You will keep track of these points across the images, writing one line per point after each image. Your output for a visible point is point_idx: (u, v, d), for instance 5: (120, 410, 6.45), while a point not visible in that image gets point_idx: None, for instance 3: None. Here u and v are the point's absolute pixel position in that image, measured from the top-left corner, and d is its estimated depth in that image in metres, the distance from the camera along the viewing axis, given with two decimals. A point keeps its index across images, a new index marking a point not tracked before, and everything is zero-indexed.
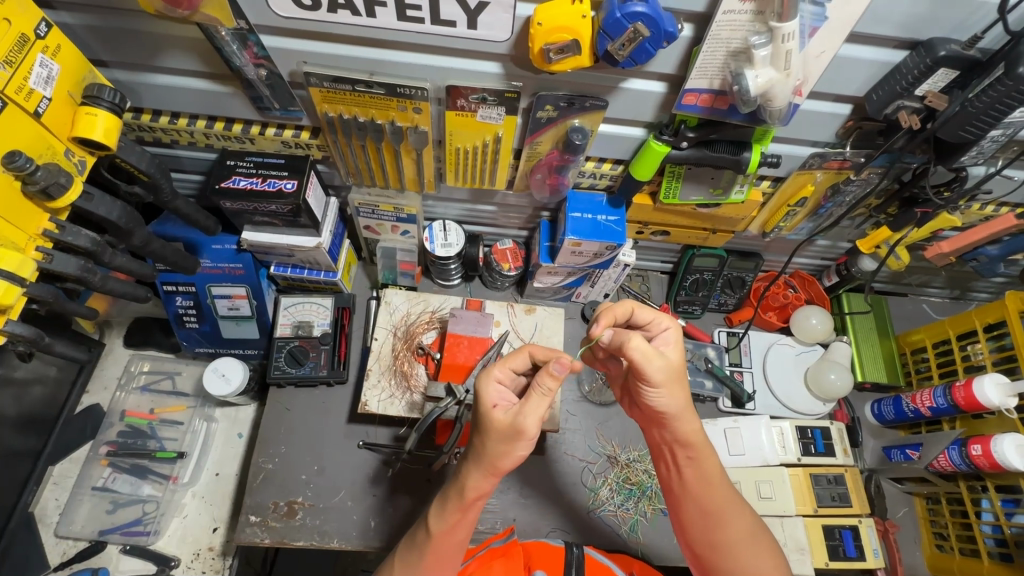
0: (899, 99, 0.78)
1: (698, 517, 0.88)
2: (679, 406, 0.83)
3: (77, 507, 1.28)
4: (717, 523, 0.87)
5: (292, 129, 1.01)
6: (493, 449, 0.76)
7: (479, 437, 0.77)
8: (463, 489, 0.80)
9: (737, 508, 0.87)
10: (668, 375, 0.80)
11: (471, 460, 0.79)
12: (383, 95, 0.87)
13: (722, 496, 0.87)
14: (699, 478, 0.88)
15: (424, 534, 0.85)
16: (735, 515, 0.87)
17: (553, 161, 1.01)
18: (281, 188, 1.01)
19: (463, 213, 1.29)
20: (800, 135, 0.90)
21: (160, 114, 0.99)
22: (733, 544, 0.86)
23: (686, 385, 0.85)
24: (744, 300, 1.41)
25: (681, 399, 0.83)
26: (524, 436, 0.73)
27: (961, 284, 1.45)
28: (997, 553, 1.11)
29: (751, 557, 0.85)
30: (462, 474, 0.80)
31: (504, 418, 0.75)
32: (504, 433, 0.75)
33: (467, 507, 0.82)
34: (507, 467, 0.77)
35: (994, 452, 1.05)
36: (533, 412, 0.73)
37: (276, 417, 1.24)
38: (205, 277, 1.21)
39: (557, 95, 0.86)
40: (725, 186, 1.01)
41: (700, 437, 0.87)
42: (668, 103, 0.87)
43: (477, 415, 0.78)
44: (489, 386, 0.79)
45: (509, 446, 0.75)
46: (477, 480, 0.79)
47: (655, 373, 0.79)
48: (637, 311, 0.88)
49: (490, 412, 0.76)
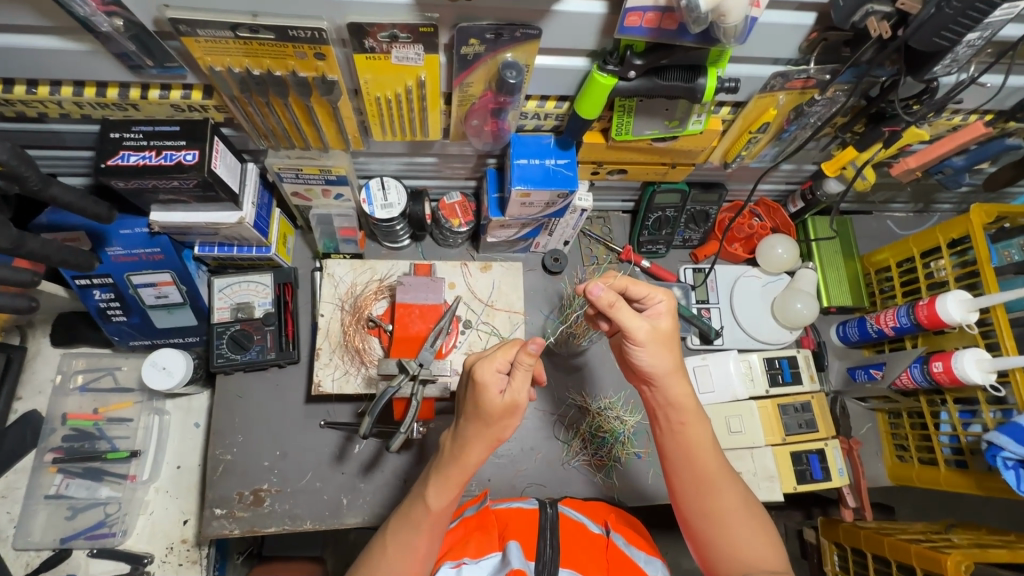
0: (868, 3, 0.68)
1: (687, 483, 0.86)
2: (659, 368, 0.82)
3: (32, 517, 1.22)
4: (707, 491, 0.85)
5: (179, 89, 0.86)
6: (494, 427, 0.77)
7: (475, 414, 0.77)
8: (464, 463, 0.80)
9: (727, 476, 0.86)
10: (653, 336, 0.80)
11: (471, 437, 0.78)
12: (275, 41, 0.73)
13: (707, 465, 0.85)
14: (681, 445, 0.86)
15: (419, 506, 0.84)
16: (726, 486, 0.85)
17: (489, 104, 0.89)
18: (180, 160, 0.88)
19: (401, 168, 1.16)
20: (759, 53, 0.79)
21: (14, 83, 0.83)
22: (723, 513, 0.84)
23: (676, 350, 0.83)
24: (709, 234, 1.36)
25: (669, 361, 0.82)
26: (518, 411, 0.76)
27: (925, 197, 1.42)
28: (953, 460, 1.15)
29: (743, 527, 0.83)
30: (460, 446, 0.80)
31: (503, 401, 0.74)
32: (501, 414, 0.76)
33: (467, 478, 0.82)
34: (504, 439, 0.79)
35: (954, 368, 1.05)
36: (524, 390, 0.75)
37: (228, 406, 1.17)
38: (120, 266, 1.08)
39: (481, 27, 0.73)
40: (681, 117, 0.91)
41: (689, 403, 0.84)
42: (611, 26, 0.75)
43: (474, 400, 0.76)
44: (491, 373, 0.75)
45: (506, 421, 0.77)
46: (478, 455, 0.79)
47: (633, 332, 0.79)
48: (630, 286, 0.83)
49: (491, 395, 0.75)
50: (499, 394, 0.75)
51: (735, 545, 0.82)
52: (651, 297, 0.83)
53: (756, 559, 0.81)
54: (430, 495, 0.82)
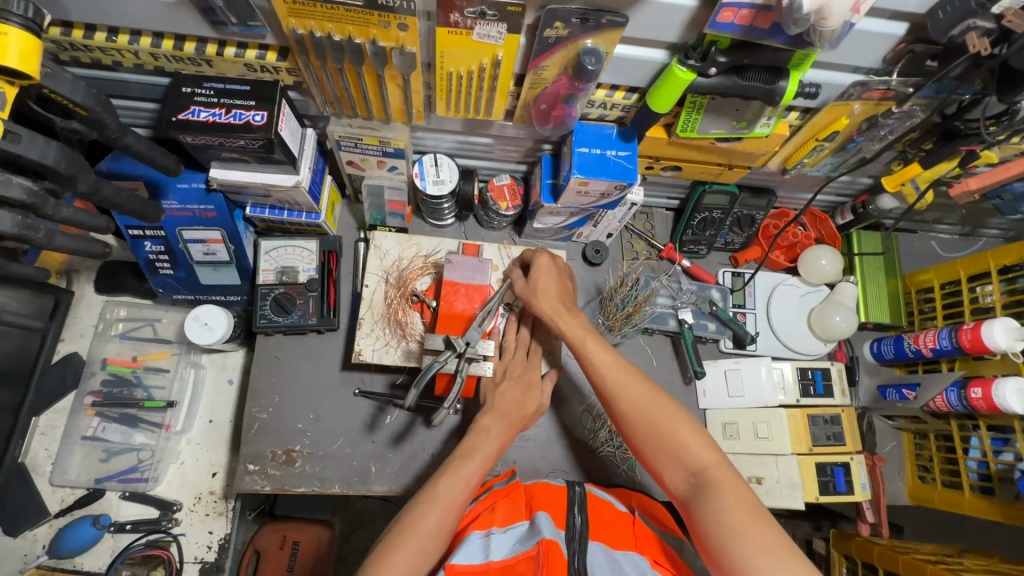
0: (970, 18, 0.66)
1: (615, 409, 0.89)
2: (548, 299, 0.99)
3: (69, 456, 1.25)
4: (633, 412, 0.87)
5: (255, 49, 0.86)
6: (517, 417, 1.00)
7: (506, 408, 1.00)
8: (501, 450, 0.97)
9: (624, 380, 0.89)
10: (538, 277, 1.00)
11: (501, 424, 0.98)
12: (362, 8, 0.73)
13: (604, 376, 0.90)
14: (595, 374, 0.92)
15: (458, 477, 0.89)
16: (626, 386, 0.88)
17: (560, 89, 0.89)
18: (249, 119, 0.89)
19: (455, 146, 1.16)
20: (844, 60, 0.78)
21: (95, 30, 0.83)
22: (654, 425, 0.85)
23: (560, 289, 1.01)
24: (752, 239, 1.35)
25: (549, 296, 0.99)
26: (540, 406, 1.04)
27: (974, 221, 1.40)
28: (978, 486, 1.15)
29: (676, 429, 0.83)
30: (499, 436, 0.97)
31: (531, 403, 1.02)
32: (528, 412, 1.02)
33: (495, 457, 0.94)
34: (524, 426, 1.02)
35: (994, 396, 1.05)
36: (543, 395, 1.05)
37: (266, 366, 1.20)
38: (173, 220, 1.10)
39: (569, 10, 0.72)
40: (750, 119, 0.90)
41: (584, 329, 0.95)
42: (698, 21, 0.74)
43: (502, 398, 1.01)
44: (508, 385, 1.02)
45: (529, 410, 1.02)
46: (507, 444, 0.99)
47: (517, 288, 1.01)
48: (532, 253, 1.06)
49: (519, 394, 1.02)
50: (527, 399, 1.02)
51: (679, 445, 0.82)
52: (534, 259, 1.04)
53: (674, 440, 0.82)
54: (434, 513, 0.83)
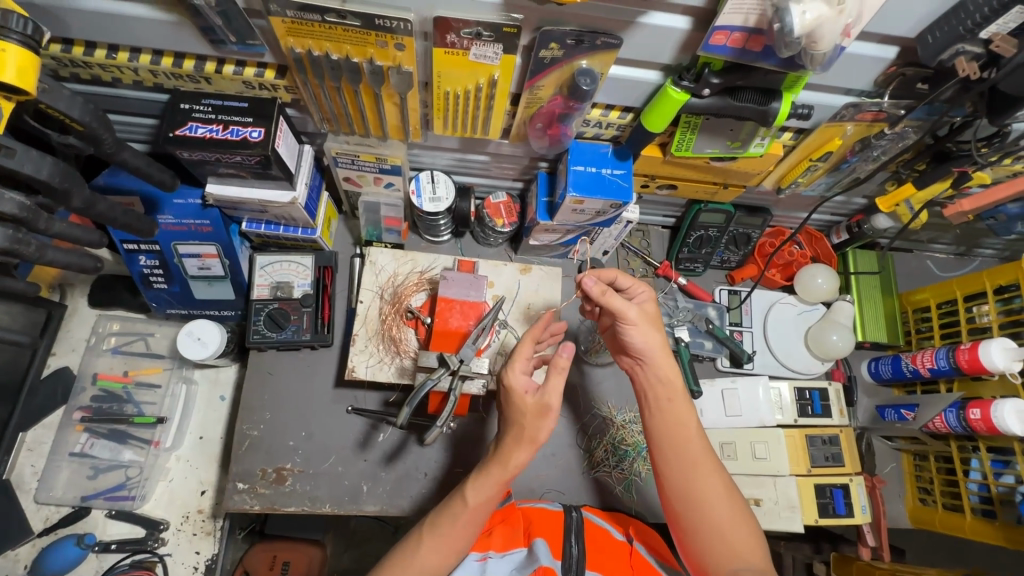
0: (959, 43, 0.67)
1: (681, 490, 0.84)
2: (648, 346, 0.89)
3: (56, 473, 1.23)
4: (702, 500, 0.83)
5: (253, 67, 0.87)
6: (529, 428, 0.81)
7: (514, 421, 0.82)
8: (506, 467, 0.81)
9: (705, 468, 0.85)
10: (642, 316, 0.89)
11: (514, 437, 0.82)
12: (360, 28, 0.74)
13: (687, 455, 0.85)
14: (675, 447, 0.86)
15: (456, 503, 0.83)
16: (707, 474, 0.84)
17: (555, 108, 0.89)
18: (246, 136, 0.89)
19: (452, 163, 1.17)
20: (836, 83, 0.79)
21: (95, 47, 0.84)
22: (720, 519, 0.82)
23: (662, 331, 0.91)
24: (748, 257, 1.35)
25: (654, 341, 0.89)
26: (552, 411, 0.81)
27: (969, 241, 1.40)
28: (980, 509, 1.13)
29: (737, 528, 0.82)
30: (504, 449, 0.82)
31: (533, 400, 0.81)
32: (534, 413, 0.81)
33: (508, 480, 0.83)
34: (539, 443, 0.82)
35: (993, 417, 1.04)
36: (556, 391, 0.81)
37: (259, 382, 1.18)
38: (169, 234, 1.10)
39: (564, 32, 0.73)
40: (744, 139, 0.91)
41: (677, 389, 0.88)
42: (691, 43, 0.75)
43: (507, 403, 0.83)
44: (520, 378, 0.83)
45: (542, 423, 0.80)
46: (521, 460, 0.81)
47: (624, 312, 0.87)
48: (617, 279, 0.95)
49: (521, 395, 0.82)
50: (528, 395, 0.82)
51: (736, 549, 0.81)
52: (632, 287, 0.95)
53: (739, 554, 0.80)
54: (422, 552, 0.81)
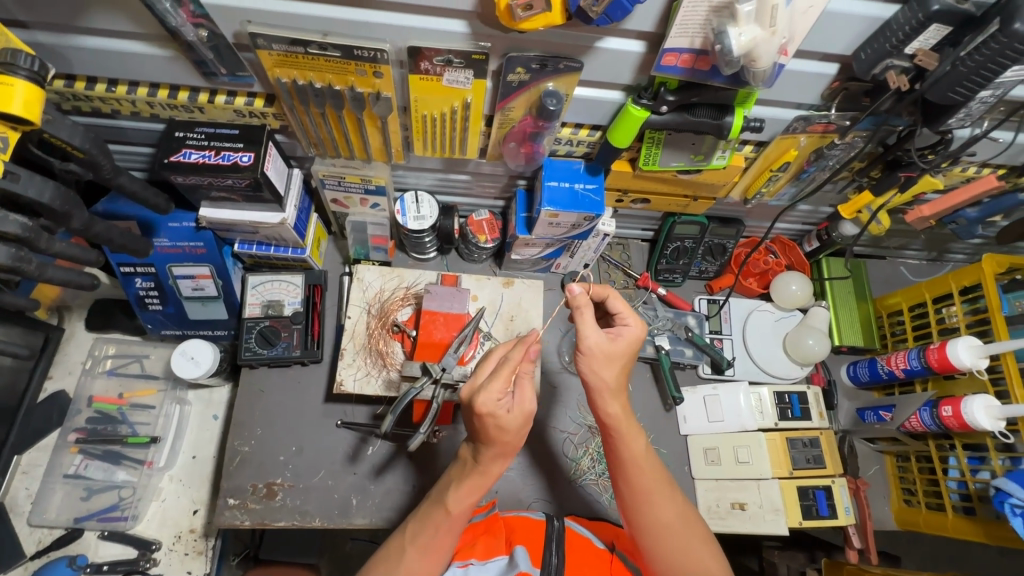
0: (888, 58, 0.73)
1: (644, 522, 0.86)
2: (604, 386, 0.85)
3: (50, 495, 1.25)
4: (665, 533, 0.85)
5: (243, 96, 0.93)
6: (512, 439, 0.77)
7: (497, 439, 0.77)
8: (487, 475, 0.82)
9: (660, 493, 0.86)
10: (603, 348, 0.83)
11: (492, 453, 0.79)
12: (340, 58, 0.80)
13: (640, 485, 0.86)
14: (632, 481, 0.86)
15: (439, 511, 0.84)
16: (661, 501, 0.86)
17: (527, 128, 0.95)
18: (237, 160, 0.95)
19: (435, 183, 1.23)
20: (785, 98, 0.85)
21: (96, 82, 0.90)
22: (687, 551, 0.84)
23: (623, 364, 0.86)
24: (724, 266, 1.40)
25: (611, 375, 0.85)
26: (533, 420, 0.77)
27: (938, 246, 1.45)
28: (961, 507, 1.15)
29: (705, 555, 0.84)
30: (483, 462, 0.81)
31: (516, 416, 0.75)
32: (518, 426, 0.76)
33: (487, 484, 0.83)
34: (520, 448, 0.81)
35: (964, 414, 1.07)
36: (534, 397, 0.77)
37: (250, 399, 1.21)
38: (164, 257, 1.14)
39: (529, 57, 0.79)
40: (706, 152, 0.96)
41: (625, 418, 0.86)
42: (647, 65, 0.81)
43: (487, 427, 0.76)
44: (492, 401, 0.74)
45: (524, 432, 0.78)
46: (501, 464, 0.82)
47: (585, 344, 0.83)
48: (609, 298, 0.88)
49: (504, 417, 0.75)
50: (508, 412, 0.75)
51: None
52: (622, 316, 0.88)
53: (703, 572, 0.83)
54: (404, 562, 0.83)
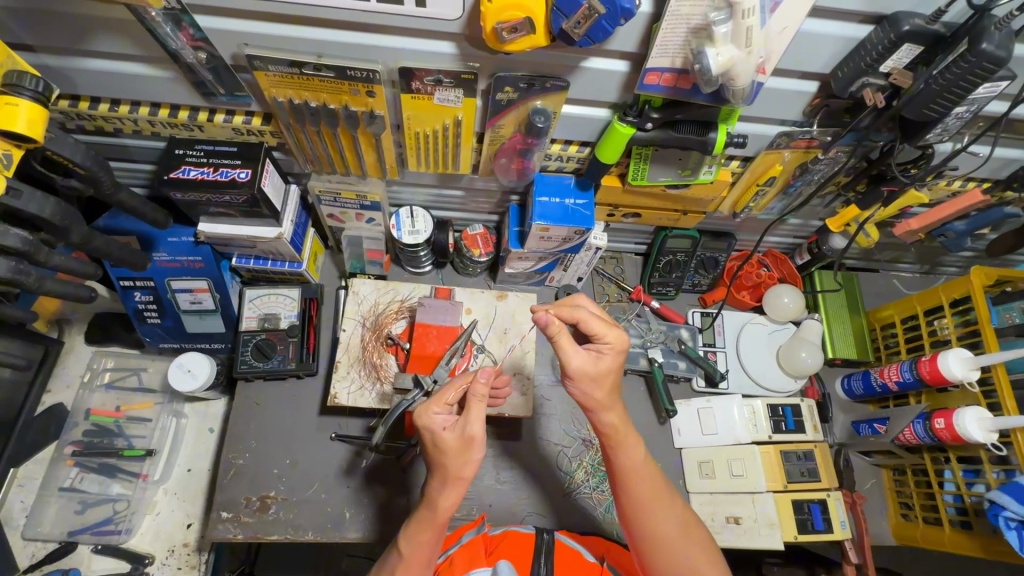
0: (864, 76, 0.75)
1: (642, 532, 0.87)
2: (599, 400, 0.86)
3: (44, 508, 1.25)
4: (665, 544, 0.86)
5: (242, 115, 0.96)
6: (452, 463, 0.80)
7: (437, 459, 0.82)
8: (436, 507, 0.82)
9: (662, 504, 0.87)
10: (587, 368, 0.84)
11: (437, 479, 0.82)
12: (334, 78, 0.83)
13: (642, 497, 0.87)
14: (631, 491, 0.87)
15: (394, 555, 0.85)
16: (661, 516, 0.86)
17: (517, 144, 0.98)
18: (234, 177, 0.97)
19: (430, 198, 1.25)
20: (767, 114, 0.87)
21: (99, 101, 0.94)
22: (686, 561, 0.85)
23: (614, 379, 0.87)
24: (717, 280, 1.42)
25: (603, 391, 0.86)
26: (474, 443, 0.80)
27: (930, 259, 1.46)
28: (958, 521, 1.14)
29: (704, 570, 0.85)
30: (433, 493, 0.82)
31: (452, 436, 0.80)
32: (458, 447, 0.80)
33: (441, 523, 0.83)
34: (468, 478, 0.82)
35: (956, 426, 1.07)
36: (475, 421, 0.80)
37: (245, 412, 1.22)
38: (162, 271, 1.16)
39: (516, 77, 0.82)
40: (693, 167, 0.98)
41: (622, 430, 0.87)
42: (631, 84, 0.84)
43: (430, 444, 0.82)
44: (431, 416, 0.82)
45: (466, 456, 0.80)
46: (448, 497, 0.82)
47: (571, 366, 0.83)
48: (583, 320, 0.85)
49: (440, 434, 0.81)
50: (447, 431, 0.81)
51: None
52: (601, 336, 0.85)
53: None
54: None
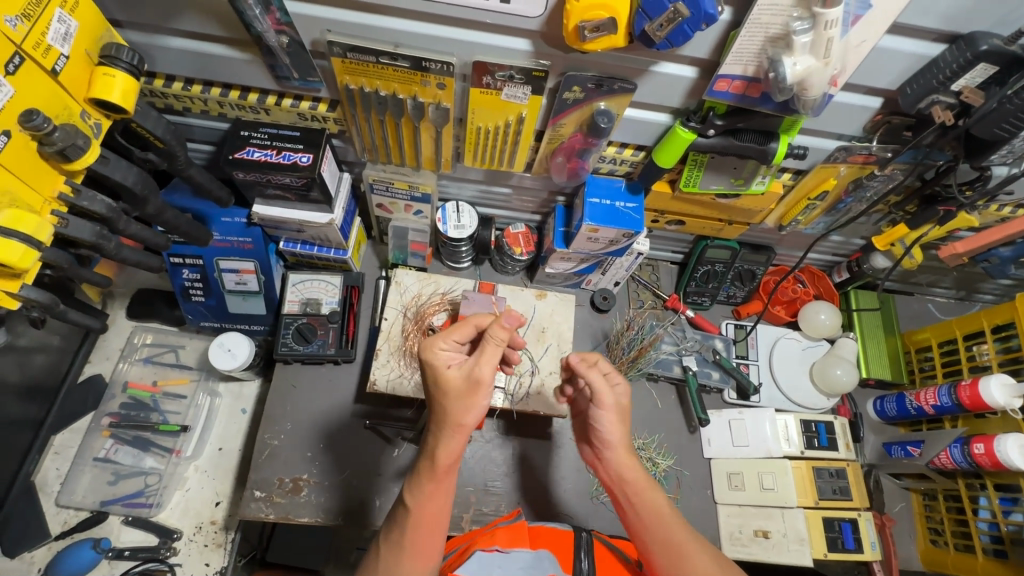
0: (933, 94, 0.76)
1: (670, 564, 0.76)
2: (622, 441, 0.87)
3: (79, 477, 1.27)
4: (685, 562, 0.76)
5: (309, 101, 0.99)
6: (452, 406, 0.77)
7: (437, 400, 0.79)
8: (433, 458, 0.78)
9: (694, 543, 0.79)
10: (619, 403, 0.87)
11: (435, 426, 0.79)
12: (408, 68, 0.85)
13: (670, 528, 0.79)
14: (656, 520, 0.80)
15: (400, 508, 0.81)
16: (692, 551, 0.77)
17: (575, 144, 0.99)
18: (296, 160, 0.99)
19: (476, 195, 1.27)
20: (828, 127, 0.89)
21: (174, 80, 0.96)
22: None
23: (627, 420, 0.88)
24: (753, 293, 1.42)
25: (620, 433, 0.87)
26: (477, 384, 0.77)
27: (967, 285, 1.46)
28: (991, 550, 1.13)
29: None
30: (429, 443, 0.79)
31: (457, 375, 0.78)
32: (461, 387, 0.78)
33: (443, 476, 0.79)
34: (468, 426, 0.77)
35: (997, 451, 1.06)
36: (486, 363, 0.78)
37: (282, 394, 1.23)
38: (213, 250, 1.19)
39: (586, 77, 0.84)
40: (747, 176, 0.99)
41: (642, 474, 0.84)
42: (697, 90, 0.85)
43: (433, 384, 0.80)
44: (437, 351, 0.81)
45: (469, 398, 0.77)
46: (446, 447, 0.78)
47: (597, 395, 0.86)
48: (599, 362, 0.90)
49: (443, 371, 0.79)
50: (450, 369, 0.79)
51: None
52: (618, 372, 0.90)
53: None
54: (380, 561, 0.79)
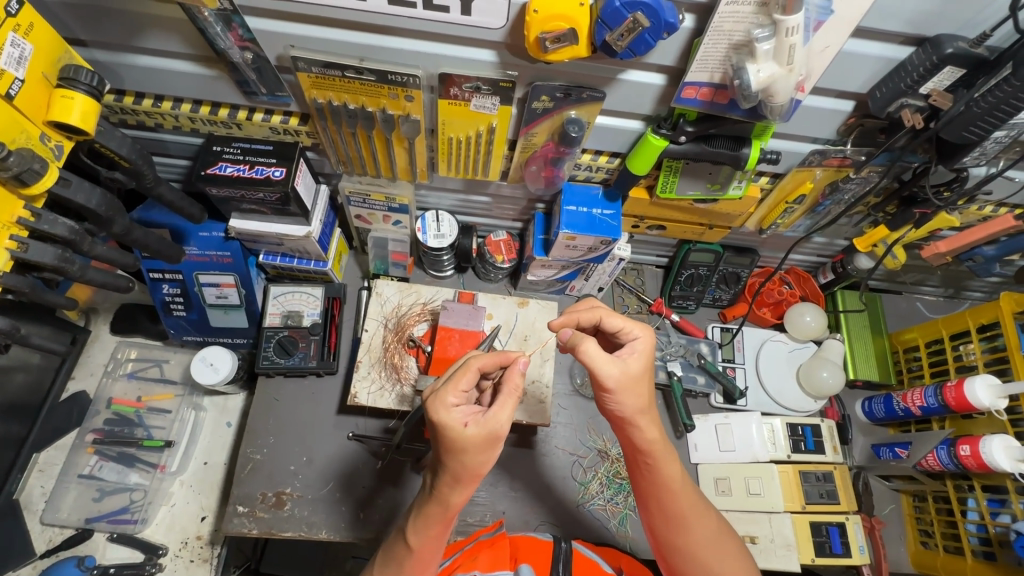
0: (903, 97, 0.75)
1: (662, 520, 0.86)
2: (634, 412, 0.80)
3: (64, 494, 1.27)
4: (681, 526, 0.85)
5: (280, 115, 0.98)
6: (471, 462, 0.74)
7: (453, 457, 0.74)
8: (446, 505, 0.77)
9: (700, 510, 0.86)
10: (622, 379, 0.78)
11: (449, 479, 0.76)
12: (374, 82, 0.84)
13: (679, 500, 0.84)
14: (657, 483, 0.84)
15: (401, 546, 0.82)
16: (694, 519, 0.84)
17: (548, 153, 0.99)
18: (269, 175, 0.99)
19: (456, 203, 1.27)
20: (801, 131, 0.88)
21: (144, 97, 0.96)
22: (696, 547, 0.85)
23: (647, 389, 0.81)
24: (739, 295, 1.40)
25: (640, 403, 0.80)
26: (500, 440, 0.73)
27: (955, 283, 1.45)
28: (981, 552, 1.12)
29: (716, 558, 0.84)
30: (442, 491, 0.77)
31: (478, 432, 0.72)
32: (481, 445, 0.73)
33: (450, 516, 0.79)
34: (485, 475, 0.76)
35: (982, 453, 1.05)
36: (505, 416, 0.74)
37: (264, 407, 1.23)
38: (192, 265, 1.18)
39: (553, 86, 0.83)
40: (722, 182, 0.99)
41: (660, 445, 0.82)
42: (667, 97, 0.85)
43: (449, 441, 0.73)
44: (450, 410, 0.73)
45: (490, 453, 0.74)
46: (460, 494, 0.77)
47: (605, 379, 0.77)
48: (604, 318, 0.84)
49: (462, 432, 0.72)
50: (468, 426, 0.73)
51: None
52: (627, 330, 0.83)
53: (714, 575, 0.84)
54: None
